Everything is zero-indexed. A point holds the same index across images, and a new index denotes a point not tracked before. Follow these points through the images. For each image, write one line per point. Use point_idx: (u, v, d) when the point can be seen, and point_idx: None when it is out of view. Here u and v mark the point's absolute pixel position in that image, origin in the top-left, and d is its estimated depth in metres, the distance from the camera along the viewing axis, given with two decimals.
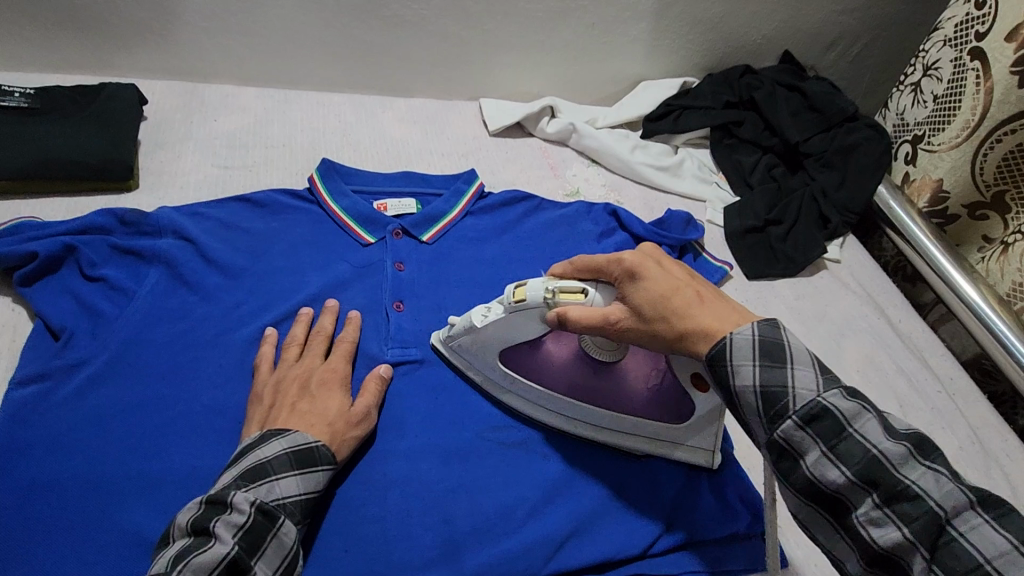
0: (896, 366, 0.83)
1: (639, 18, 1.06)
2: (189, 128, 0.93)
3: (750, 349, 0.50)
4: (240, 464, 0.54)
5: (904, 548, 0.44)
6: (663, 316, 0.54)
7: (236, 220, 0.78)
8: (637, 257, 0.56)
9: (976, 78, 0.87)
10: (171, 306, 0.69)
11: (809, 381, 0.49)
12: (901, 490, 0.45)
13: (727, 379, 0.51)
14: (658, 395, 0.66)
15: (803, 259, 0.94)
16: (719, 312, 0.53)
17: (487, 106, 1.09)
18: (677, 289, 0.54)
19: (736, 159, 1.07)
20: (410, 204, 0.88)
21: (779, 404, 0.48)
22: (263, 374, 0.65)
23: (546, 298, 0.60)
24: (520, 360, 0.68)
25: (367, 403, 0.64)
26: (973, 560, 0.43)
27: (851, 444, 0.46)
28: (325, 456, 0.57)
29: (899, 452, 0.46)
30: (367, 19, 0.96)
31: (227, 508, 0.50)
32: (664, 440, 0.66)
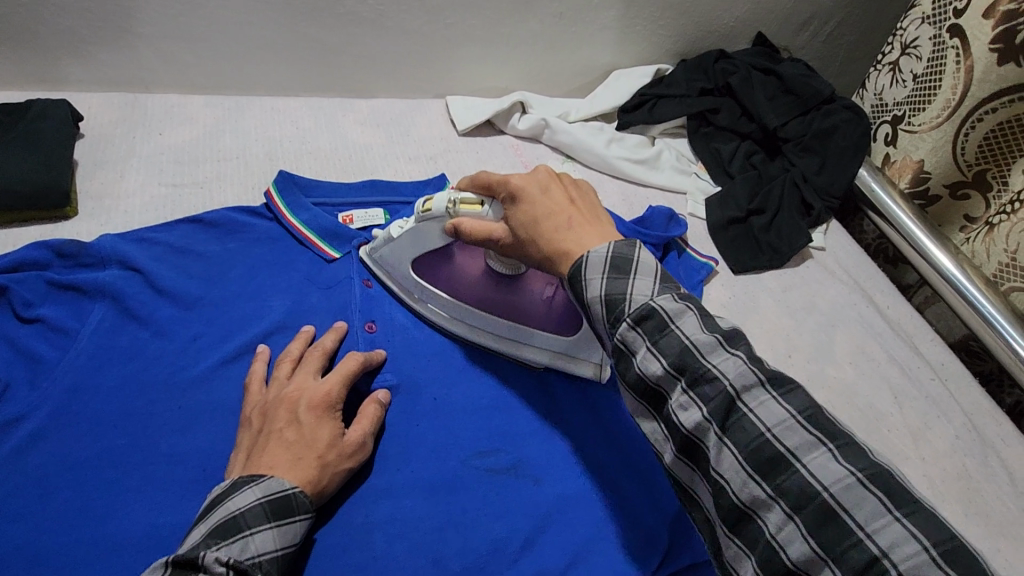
0: (889, 355, 0.81)
1: (608, 5, 1.01)
2: (132, 143, 0.86)
3: (602, 264, 0.52)
4: (210, 519, 0.49)
5: (706, 431, 0.45)
6: (533, 237, 0.58)
7: (189, 245, 0.73)
8: (524, 180, 0.59)
9: (956, 56, 0.85)
10: (121, 345, 0.63)
11: (646, 288, 0.50)
12: (702, 373, 0.46)
13: (581, 293, 0.53)
14: (551, 309, 0.70)
15: (788, 250, 0.91)
16: (582, 234, 0.56)
17: (454, 104, 1.04)
18: (553, 214, 0.57)
19: (714, 148, 1.04)
20: (377, 215, 0.83)
21: (619, 309, 0.50)
22: (254, 393, 0.61)
23: (448, 208, 0.64)
24: (433, 270, 0.72)
25: (361, 433, 0.59)
26: (760, 434, 0.44)
27: (671, 338, 0.47)
28: (302, 504, 0.52)
29: (709, 341, 0.47)
30: (321, 17, 0.90)
31: (200, 570, 0.44)
32: (558, 352, 0.70)
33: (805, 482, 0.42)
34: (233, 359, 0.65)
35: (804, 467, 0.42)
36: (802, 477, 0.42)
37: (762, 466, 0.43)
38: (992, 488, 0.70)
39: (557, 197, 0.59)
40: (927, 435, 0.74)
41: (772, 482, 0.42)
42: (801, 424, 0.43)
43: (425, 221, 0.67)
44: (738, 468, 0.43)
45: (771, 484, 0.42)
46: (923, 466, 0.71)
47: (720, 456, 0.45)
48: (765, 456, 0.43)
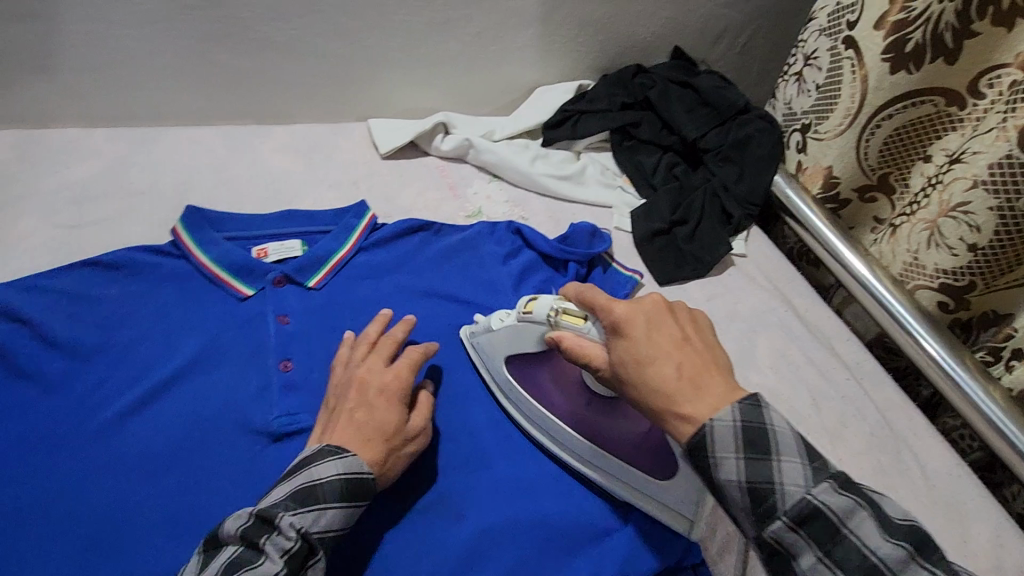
0: (807, 358, 0.84)
1: (525, 24, 1.02)
2: (26, 183, 0.81)
3: (733, 439, 0.51)
4: (292, 483, 0.57)
5: (774, 508, 0.49)
6: (633, 379, 0.57)
7: (84, 291, 0.69)
8: (628, 311, 0.59)
9: (852, 66, 0.88)
10: (9, 405, 0.62)
11: (797, 475, 0.50)
12: (840, 540, 0.47)
13: (637, 400, 0.58)
14: (648, 443, 0.71)
15: (711, 259, 0.93)
16: (705, 384, 0.55)
17: (377, 127, 1.02)
18: (654, 359, 0.56)
19: (637, 160, 1.05)
20: (294, 245, 0.80)
21: (768, 501, 0.50)
22: (336, 372, 0.68)
23: (549, 316, 0.66)
24: (530, 376, 0.76)
25: (423, 419, 0.67)
26: (836, 527, 0.47)
27: (847, 548, 0.47)
28: (372, 489, 0.59)
29: (843, 506, 0.48)
30: (228, 44, 0.87)
31: (275, 530, 0.53)
32: (637, 487, 0.69)
33: None
34: (128, 416, 0.63)
35: None
36: None
37: (805, 522, 0.48)
38: (905, 482, 0.73)
39: (688, 328, 0.59)
40: (844, 435, 0.76)
41: (807, 527, 0.48)
42: (839, 490, 0.49)
43: (525, 320, 0.70)
44: None
45: (806, 530, 0.48)
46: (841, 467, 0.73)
47: (798, 548, 0.48)
48: (814, 521, 0.48)
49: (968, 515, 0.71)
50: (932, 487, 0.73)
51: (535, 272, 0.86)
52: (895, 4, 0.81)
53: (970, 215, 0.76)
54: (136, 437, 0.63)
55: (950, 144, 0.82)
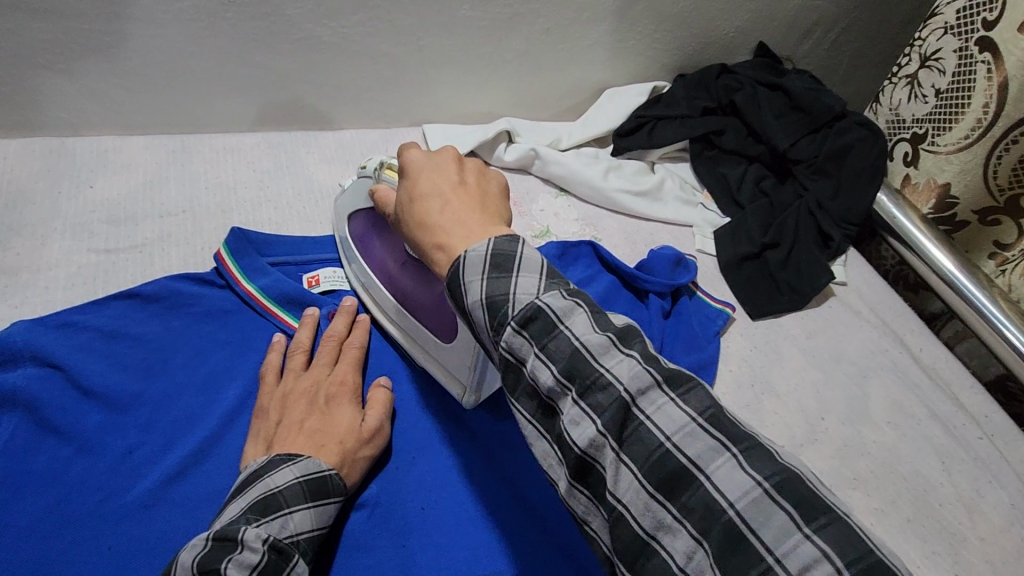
0: (928, 410, 0.73)
1: (599, 18, 0.91)
2: (58, 202, 0.73)
3: (482, 261, 0.41)
4: (248, 495, 0.48)
5: (627, 476, 0.36)
6: (407, 218, 0.48)
7: (123, 329, 0.61)
8: (417, 157, 0.50)
9: (987, 72, 0.77)
10: (38, 468, 0.53)
11: (582, 326, 0.39)
12: (594, 380, 0.38)
13: (461, 297, 0.42)
14: (442, 310, 0.62)
15: (810, 289, 0.82)
16: (463, 220, 0.45)
17: (432, 133, 0.93)
18: (432, 192, 0.47)
19: (721, 173, 0.95)
20: (348, 273, 0.72)
21: (503, 314, 0.40)
22: (267, 387, 0.60)
23: (376, 172, 0.60)
24: (363, 236, 0.68)
25: (378, 416, 0.59)
26: (577, 353, 0.38)
27: (560, 343, 0.39)
28: (337, 486, 0.53)
29: (602, 343, 0.39)
30: (274, 44, 0.78)
31: (238, 546, 0.43)
32: (434, 356, 0.64)
33: (709, 495, 0.34)
34: (178, 476, 0.54)
35: (708, 479, 0.34)
36: (646, 427, 0.36)
37: (664, 483, 0.35)
38: None
39: (471, 176, 0.49)
40: (980, 505, 0.66)
41: (675, 501, 0.35)
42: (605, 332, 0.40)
43: (364, 179, 0.64)
44: (636, 487, 0.36)
45: (675, 504, 0.35)
46: (981, 545, 0.63)
47: (679, 545, 0.35)
48: (610, 409, 0.37)
49: None
50: None
51: (615, 298, 0.76)
52: None
53: None
54: (171, 512, 0.53)
55: None
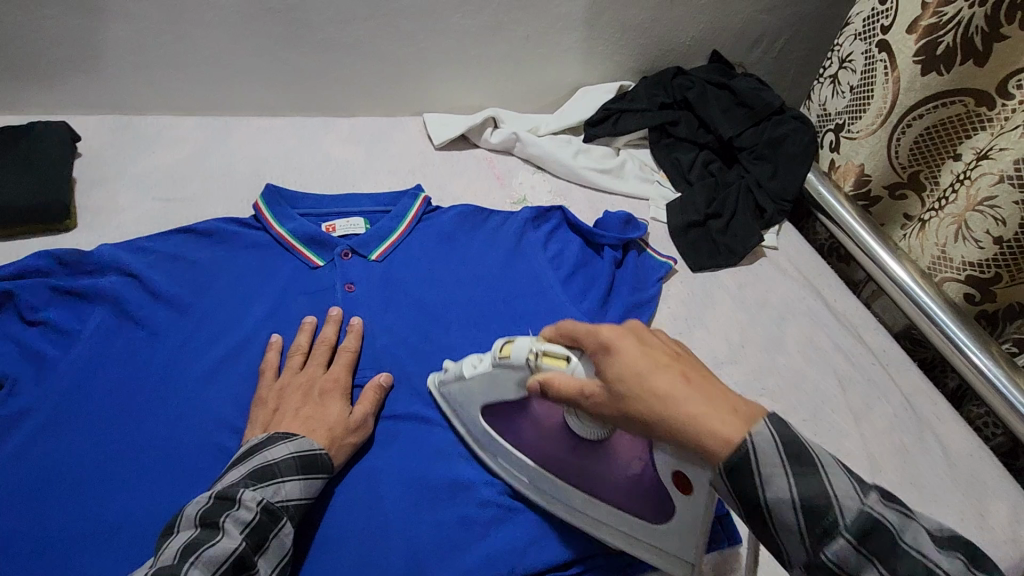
0: (833, 344, 0.88)
1: (571, 27, 1.09)
2: (126, 162, 0.91)
3: (775, 453, 0.46)
4: (248, 464, 0.59)
5: (871, 570, 0.43)
6: (634, 397, 0.50)
7: (181, 253, 0.78)
8: (614, 331, 0.53)
9: (885, 69, 0.93)
10: (119, 347, 0.69)
11: (784, 476, 0.46)
12: (827, 509, 0.45)
13: (753, 491, 0.46)
14: (641, 485, 0.63)
15: (743, 250, 0.98)
16: (698, 385, 0.49)
17: (431, 121, 1.10)
18: (651, 364, 0.51)
19: (675, 157, 1.12)
20: (358, 223, 0.88)
21: (758, 459, 0.46)
22: (268, 381, 0.69)
23: (530, 359, 0.58)
24: (508, 423, 0.68)
25: (364, 411, 0.68)
26: (804, 478, 0.45)
27: (806, 484, 0.45)
28: (325, 464, 0.63)
29: (837, 487, 0.45)
30: (301, 44, 0.96)
31: (235, 504, 0.55)
32: (640, 538, 0.63)
33: (879, 521, 0.44)
34: (224, 357, 0.71)
35: (919, 552, 0.44)
36: (869, 513, 0.44)
37: (883, 555, 0.43)
38: (927, 459, 0.76)
39: (664, 343, 0.55)
40: (868, 415, 0.80)
41: (868, 546, 0.44)
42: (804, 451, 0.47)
43: (501, 366, 0.62)
44: (858, 557, 0.44)
45: (868, 548, 0.44)
46: (864, 442, 0.77)
47: None
48: (801, 476, 0.45)
49: (990, 494, 0.74)
50: (953, 467, 0.76)
51: (576, 250, 0.92)
52: (927, 8, 0.85)
53: (996, 210, 0.82)
54: (219, 383, 0.69)
55: (980, 143, 0.86)
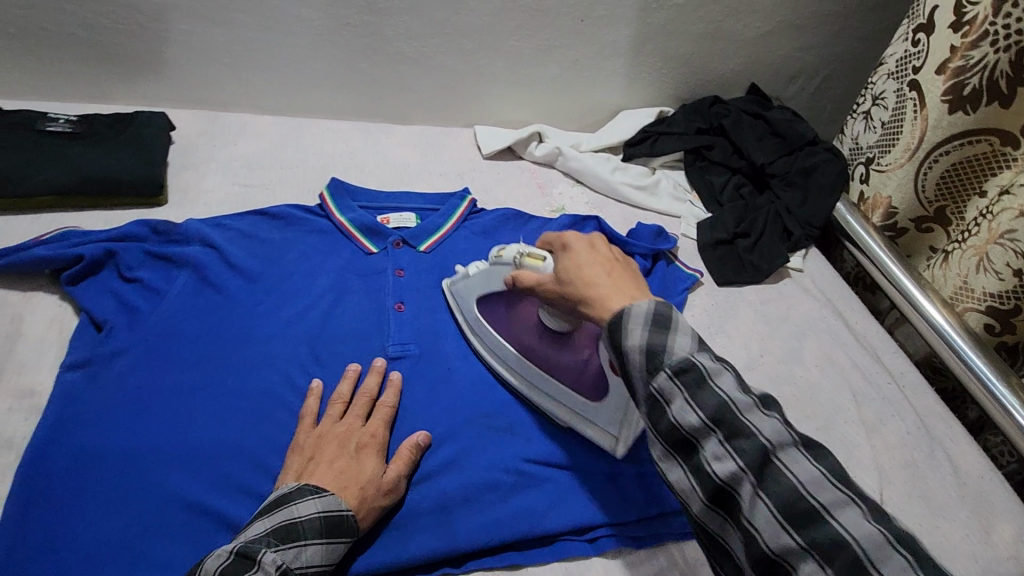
0: (851, 362, 0.92)
1: (617, 54, 1.18)
2: (213, 151, 1.02)
3: (643, 315, 0.55)
4: (275, 518, 0.57)
5: (716, 448, 0.50)
6: (573, 279, 0.64)
7: (255, 232, 0.87)
8: (572, 237, 0.68)
9: (914, 106, 0.98)
10: (200, 304, 0.77)
11: (686, 345, 0.53)
12: (738, 430, 0.49)
13: (631, 345, 0.54)
14: (587, 371, 0.75)
15: (769, 268, 1.03)
16: (624, 285, 0.61)
17: (481, 132, 1.19)
18: (588, 268, 0.63)
19: (708, 179, 1.18)
20: (410, 218, 0.96)
21: (658, 359, 0.53)
22: (305, 428, 0.68)
23: (516, 258, 0.74)
24: (493, 314, 0.81)
25: (398, 472, 0.66)
26: (715, 393, 0.50)
27: (707, 393, 0.50)
28: (351, 528, 0.60)
29: (745, 402, 0.51)
30: (373, 56, 1.07)
31: (255, 566, 0.53)
32: (580, 415, 0.75)
33: (788, 478, 0.47)
34: (289, 321, 0.78)
35: (836, 521, 0.45)
36: (759, 440, 0.49)
37: (775, 491, 0.47)
38: (936, 476, 0.79)
39: (618, 253, 0.66)
40: (881, 428, 0.84)
41: (750, 462, 0.48)
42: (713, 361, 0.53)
43: (496, 265, 0.78)
44: (737, 471, 0.49)
45: (746, 462, 0.48)
46: (876, 454, 0.81)
47: (756, 511, 0.47)
48: (689, 374, 0.51)
49: (998, 513, 0.76)
50: (962, 485, 0.79)
51: None
52: (955, 52, 0.91)
53: (1017, 242, 0.85)
54: (286, 341, 0.76)
55: (1004, 181, 0.91)
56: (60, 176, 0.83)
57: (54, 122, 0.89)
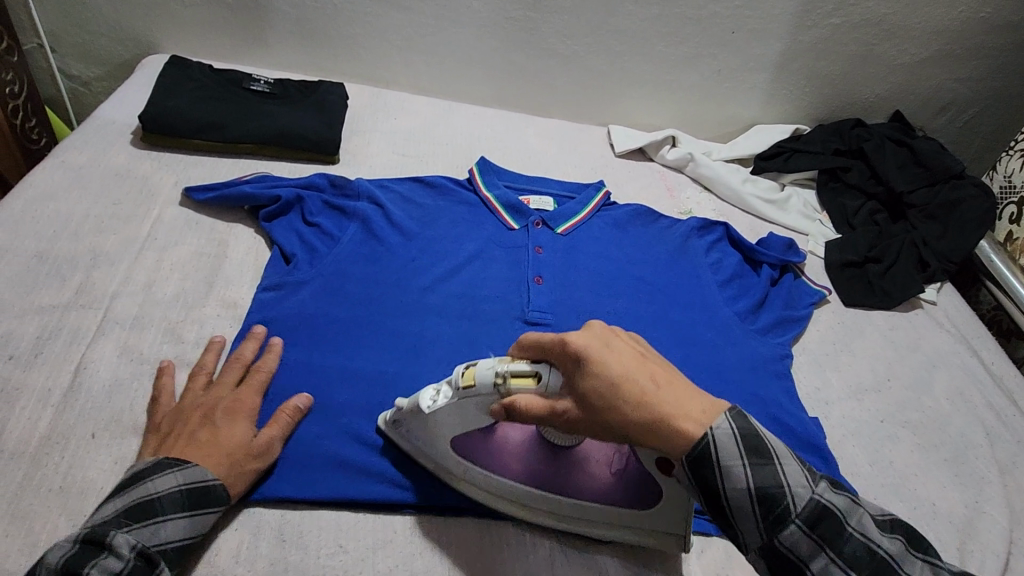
0: (985, 401, 0.89)
1: (762, 68, 1.19)
2: (376, 122, 1.12)
3: (721, 437, 0.49)
4: (127, 497, 0.53)
5: (750, 514, 0.50)
6: (614, 408, 0.50)
7: (413, 197, 0.96)
8: (584, 339, 0.53)
9: None
10: (366, 252, 0.85)
11: (732, 421, 0.51)
12: (812, 506, 0.49)
13: (673, 444, 0.50)
14: (619, 478, 0.64)
15: (900, 296, 1.01)
16: (669, 387, 0.51)
17: (615, 130, 1.23)
18: (630, 375, 0.51)
19: (841, 201, 1.16)
20: (548, 203, 1.02)
21: (716, 451, 0.50)
22: (162, 406, 0.63)
23: (497, 383, 0.56)
24: (475, 447, 0.64)
25: (271, 434, 0.62)
26: (784, 477, 0.50)
27: (771, 474, 0.50)
28: (218, 497, 0.57)
29: (801, 473, 0.51)
30: (528, 49, 1.14)
31: (105, 551, 0.49)
32: (634, 527, 0.64)
33: (861, 545, 0.48)
34: (439, 279, 0.86)
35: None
36: (830, 510, 0.49)
37: (859, 563, 0.48)
38: None
39: (628, 347, 0.54)
40: (1015, 471, 0.81)
41: (823, 537, 0.48)
42: (758, 430, 0.52)
43: (466, 396, 0.58)
44: (824, 557, 0.48)
45: (822, 539, 0.48)
46: (1009, 495, 0.78)
47: None
48: (753, 458, 0.50)
49: None
50: None
51: (738, 262, 1.00)
52: None
53: None
54: (437, 296, 0.84)
55: None
56: (261, 129, 0.95)
57: (257, 82, 1.01)
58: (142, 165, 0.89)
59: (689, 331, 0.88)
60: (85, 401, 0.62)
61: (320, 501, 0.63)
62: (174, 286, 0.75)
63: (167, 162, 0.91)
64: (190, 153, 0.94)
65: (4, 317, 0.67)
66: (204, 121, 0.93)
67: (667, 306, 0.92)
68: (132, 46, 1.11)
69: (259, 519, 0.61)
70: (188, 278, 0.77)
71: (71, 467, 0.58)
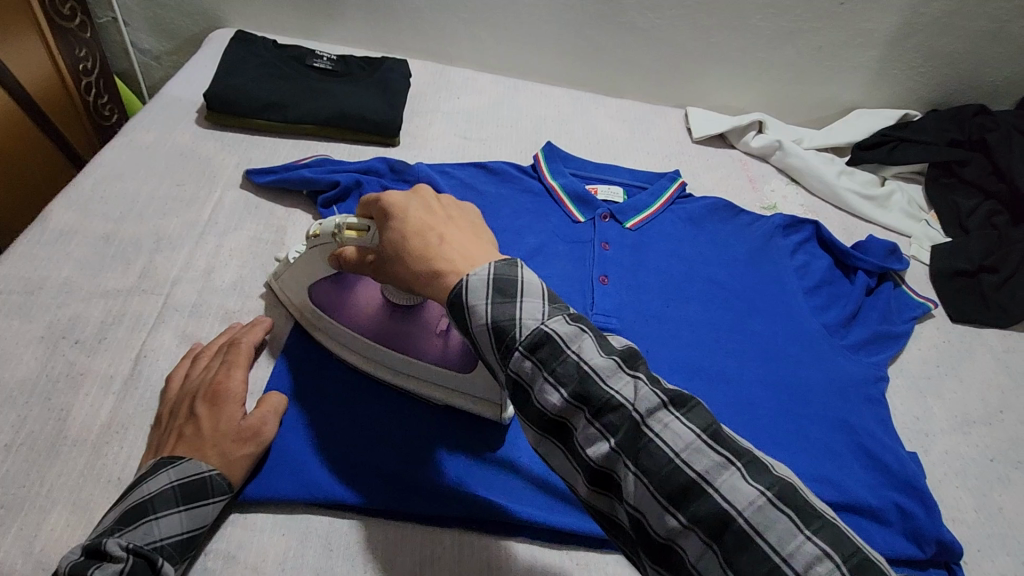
0: None
1: (870, 46, 1.06)
2: (439, 101, 1.07)
3: (484, 288, 0.47)
4: (122, 503, 0.51)
5: (630, 475, 0.41)
6: (402, 257, 0.53)
7: (475, 184, 0.91)
8: (403, 199, 0.56)
9: None
10: None
11: (536, 310, 0.46)
12: (606, 402, 0.43)
13: (463, 318, 0.48)
14: (449, 348, 0.66)
15: (1018, 314, 0.89)
16: (466, 251, 0.51)
17: (694, 113, 1.13)
18: (420, 231, 0.53)
19: (952, 200, 1.02)
20: (618, 192, 0.95)
21: (508, 336, 0.45)
22: (165, 395, 0.61)
23: (333, 232, 0.60)
24: (341, 303, 0.68)
25: (260, 417, 0.59)
26: (582, 371, 0.43)
27: (567, 365, 0.44)
28: (217, 487, 0.54)
29: (610, 367, 0.44)
30: (604, 23, 1.05)
31: (102, 557, 0.47)
32: (458, 392, 0.65)
33: (682, 467, 0.40)
34: None
35: (715, 491, 0.39)
36: (638, 412, 0.42)
37: (675, 492, 0.40)
38: None
39: (448, 210, 0.57)
40: None
41: (622, 443, 0.42)
42: (570, 321, 0.46)
43: (315, 245, 0.63)
44: (638, 477, 0.41)
45: (624, 446, 0.42)
46: None
47: (631, 491, 0.41)
48: (544, 347, 0.44)
49: None
50: None
51: (828, 267, 0.90)
52: None
53: None
54: None
55: None
56: (323, 109, 0.92)
57: (319, 59, 0.98)
58: (205, 145, 0.88)
59: (769, 344, 0.80)
60: (144, 390, 0.62)
61: (365, 510, 0.59)
62: (232, 274, 0.74)
63: (229, 142, 0.90)
64: (252, 132, 0.93)
65: (72, 300, 0.68)
66: (267, 100, 0.91)
67: (747, 313, 0.84)
68: (201, 20, 1.10)
69: (307, 524, 0.57)
70: (246, 265, 0.76)
71: (129, 459, 0.58)
